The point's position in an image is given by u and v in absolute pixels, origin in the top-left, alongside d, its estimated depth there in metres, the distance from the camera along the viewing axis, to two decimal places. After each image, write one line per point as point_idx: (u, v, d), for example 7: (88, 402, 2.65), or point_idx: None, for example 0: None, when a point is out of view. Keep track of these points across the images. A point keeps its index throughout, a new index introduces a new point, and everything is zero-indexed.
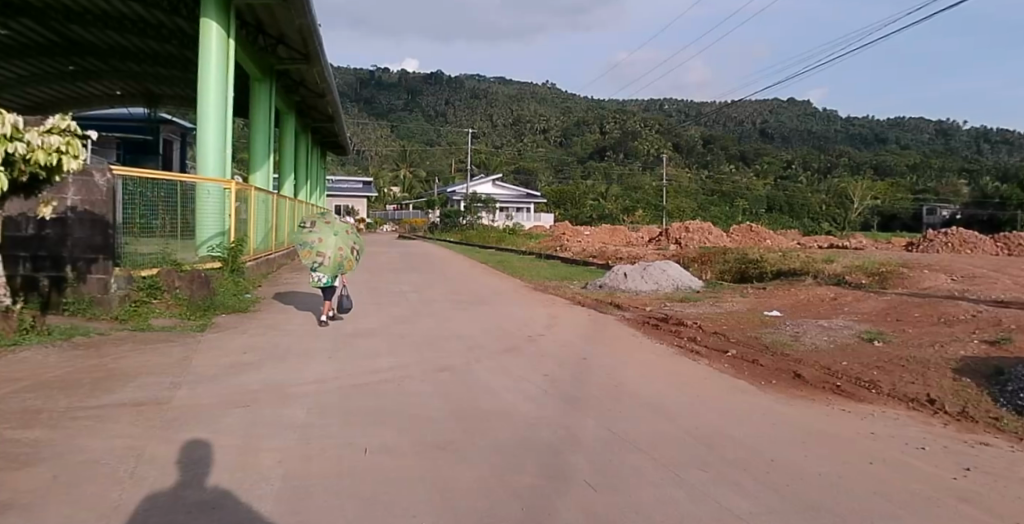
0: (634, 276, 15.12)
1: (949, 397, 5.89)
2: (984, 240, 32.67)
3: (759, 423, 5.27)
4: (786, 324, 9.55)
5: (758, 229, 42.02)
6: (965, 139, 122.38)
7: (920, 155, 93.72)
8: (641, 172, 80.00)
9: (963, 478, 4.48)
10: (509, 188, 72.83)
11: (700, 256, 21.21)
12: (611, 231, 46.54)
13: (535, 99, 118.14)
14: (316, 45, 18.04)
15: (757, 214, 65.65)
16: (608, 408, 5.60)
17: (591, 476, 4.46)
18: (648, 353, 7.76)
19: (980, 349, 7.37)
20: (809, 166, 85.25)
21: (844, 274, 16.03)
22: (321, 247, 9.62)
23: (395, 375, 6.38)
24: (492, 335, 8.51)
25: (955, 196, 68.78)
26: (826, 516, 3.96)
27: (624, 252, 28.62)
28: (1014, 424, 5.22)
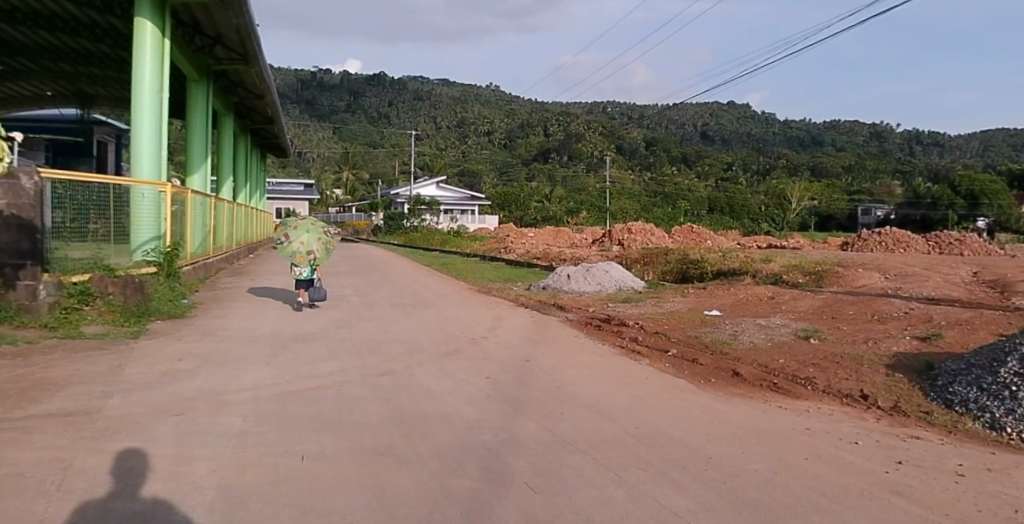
0: (577, 276, 15.21)
1: (881, 392, 6.05)
2: (916, 239, 33.77)
3: (694, 421, 5.35)
4: (725, 323, 9.69)
5: (698, 229, 42.79)
6: (899, 141, 127.10)
7: (856, 156, 96.72)
8: (588, 176, 80.68)
9: (895, 472, 4.64)
10: (454, 191, 70.79)
11: (643, 256, 21.46)
12: (555, 232, 47.02)
13: (478, 100, 117.86)
14: (255, 45, 17.81)
15: (698, 214, 66.00)
16: (550, 408, 5.61)
17: (531, 478, 4.51)
18: (589, 353, 7.79)
19: (911, 345, 7.60)
20: (749, 168, 87.37)
21: (781, 274, 16.37)
22: (307, 248, 10.82)
23: (335, 379, 6.30)
24: (433, 338, 8.45)
25: (889, 197, 71.13)
26: (762, 512, 4.06)
27: (568, 253, 28.83)
28: (942, 418, 5.41)
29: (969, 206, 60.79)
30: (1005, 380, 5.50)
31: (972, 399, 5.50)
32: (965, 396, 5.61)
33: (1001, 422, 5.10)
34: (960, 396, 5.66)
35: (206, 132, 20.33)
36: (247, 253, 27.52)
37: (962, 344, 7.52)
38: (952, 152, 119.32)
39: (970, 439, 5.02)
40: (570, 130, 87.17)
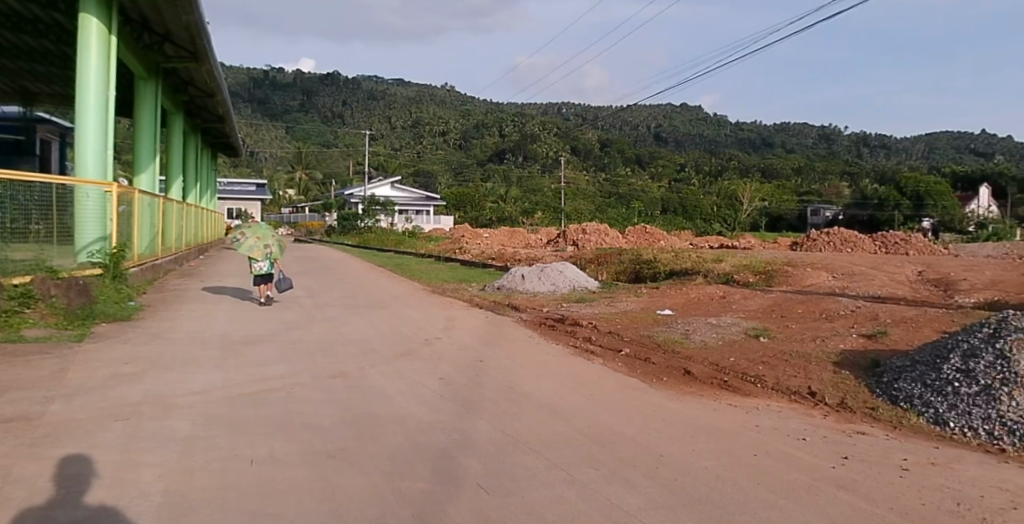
0: (532, 277, 15.26)
1: (828, 389, 6.17)
2: (863, 239, 34.63)
3: (646, 420, 5.39)
4: (677, 322, 9.79)
5: (652, 229, 43.17)
6: (847, 144, 130.93)
7: (806, 158, 99.04)
8: (543, 177, 79.41)
9: (842, 467, 4.73)
10: (409, 191, 68.59)
11: (597, 257, 21.61)
12: (510, 232, 47.01)
13: (434, 100, 116.97)
14: (207, 42, 17.44)
15: (651, 214, 65.91)
16: (504, 408, 5.62)
17: (484, 479, 4.48)
18: (543, 353, 7.81)
19: (858, 343, 7.76)
20: (701, 169, 88.89)
21: (733, 273, 16.62)
22: (263, 243, 11.28)
23: (286, 382, 6.21)
24: (387, 339, 8.39)
25: (837, 198, 72.93)
26: (711, 509, 4.10)
27: (524, 254, 28.92)
28: (886, 414, 5.56)
29: (914, 207, 62.77)
30: (947, 376, 5.74)
31: (918, 396, 5.70)
32: (909, 393, 5.82)
33: (943, 417, 5.32)
34: (904, 392, 5.87)
35: (154, 129, 20.15)
36: (197, 255, 26.90)
37: (906, 341, 7.72)
38: (896, 153, 123.71)
39: (912, 433, 5.18)
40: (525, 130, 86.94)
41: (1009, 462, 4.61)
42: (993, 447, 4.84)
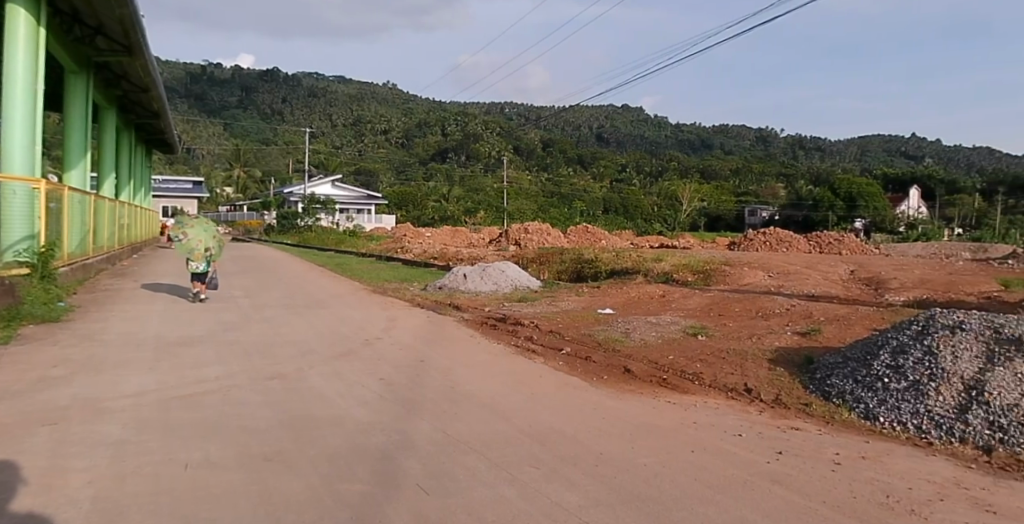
0: (474, 276, 15.28)
1: (763, 386, 6.31)
2: (797, 239, 35.50)
3: (587, 418, 5.43)
4: (617, 321, 9.86)
5: (594, 229, 43.34)
6: (784, 146, 134.97)
7: (746, 160, 101.52)
8: (485, 176, 77.69)
9: (776, 462, 4.82)
10: (350, 189, 66.70)
11: (538, 256, 21.65)
12: (453, 231, 46.63)
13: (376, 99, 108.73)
14: (140, 36, 17.17)
15: (594, 214, 66.68)
16: (445, 408, 5.59)
17: (424, 480, 4.45)
18: (483, 353, 7.81)
19: (792, 340, 7.94)
20: (642, 169, 90.24)
21: (672, 273, 16.96)
22: (203, 245, 11.87)
23: (221, 385, 6.06)
24: (325, 340, 8.29)
25: (774, 199, 74.54)
26: (650, 506, 4.14)
27: (466, 254, 28.85)
28: (819, 409, 5.75)
29: (847, 207, 64.15)
30: (877, 373, 6.01)
31: (849, 392, 5.96)
32: (842, 389, 6.06)
33: (874, 412, 5.57)
34: (837, 388, 6.10)
35: (86, 123, 19.75)
36: (130, 254, 26.05)
37: (838, 338, 7.96)
38: (831, 156, 128.53)
39: (844, 427, 5.38)
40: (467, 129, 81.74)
41: (935, 454, 4.84)
42: (921, 440, 5.08)
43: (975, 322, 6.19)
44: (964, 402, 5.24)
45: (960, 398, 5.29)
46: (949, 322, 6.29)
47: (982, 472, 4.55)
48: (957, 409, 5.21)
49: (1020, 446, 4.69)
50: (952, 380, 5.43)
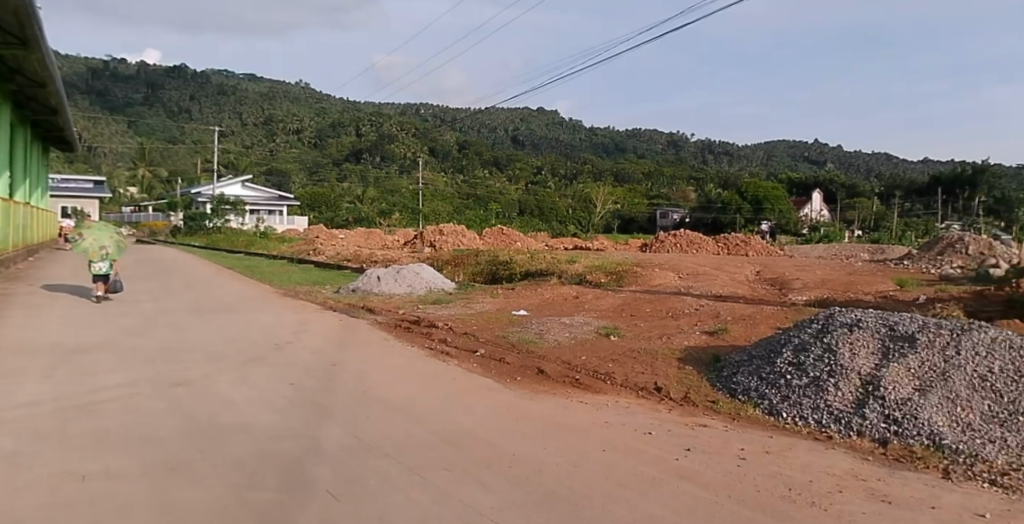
0: (387, 279, 15.18)
1: (672, 384, 6.47)
2: (706, 241, 36.16)
3: (500, 419, 5.47)
4: (532, 322, 9.97)
5: (509, 231, 41.26)
6: (693, 151, 139.53)
7: (657, 164, 103.77)
8: (399, 176, 71.63)
9: (684, 458, 4.92)
10: (261, 190, 60.97)
11: (454, 257, 21.42)
12: (367, 234, 43.38)
13: (286, 97, 103.77)
14: (39, 28, 16.72)
15: (510, 216, 63.48)
16: (359, 413, 5.54)
17: (334, 486, 4.37)
18: (397, 356, 7.78)
19: (699, 340, 8.17)
20: (556, 172, 88.08)
21: (585, 274, 17.22)
22: (99, 244, 12.04)
23: (122, 393, 5.86)
24: (233, 345, 8.08)
25: (684, 202, 74.83)
26: (563, 506, 4.17)
27: (381, 255, 28.26)
28: (725, 406, 5.94)
29: (755, 210, 62.21)
30: (780, 370, 6.27)
31: (751, 388, 6.20)
32: (746, 386, 6.28)
33: (777, 408, 5.77)
34: (742, 385, 6.31)
35: None
36: (23, 258, 24.42)
37: (745, 336, 8.29)
38: (737, 160, 134.47)
39: (748, 423, 5.57)
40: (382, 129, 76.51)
41: (834, 447, 5.04)
42: (821, 434, 5.30)
43: (870, 321, 6.64)
44: (861, 396, 5.55)
45: (857, 393, 5.60)
46: (847, 320, 6.71)
47: (878, 463, 4.78)
48: (854, 404, 5.51)
49: (910, 438, 4.99)
50: (849, 376, 5.75)
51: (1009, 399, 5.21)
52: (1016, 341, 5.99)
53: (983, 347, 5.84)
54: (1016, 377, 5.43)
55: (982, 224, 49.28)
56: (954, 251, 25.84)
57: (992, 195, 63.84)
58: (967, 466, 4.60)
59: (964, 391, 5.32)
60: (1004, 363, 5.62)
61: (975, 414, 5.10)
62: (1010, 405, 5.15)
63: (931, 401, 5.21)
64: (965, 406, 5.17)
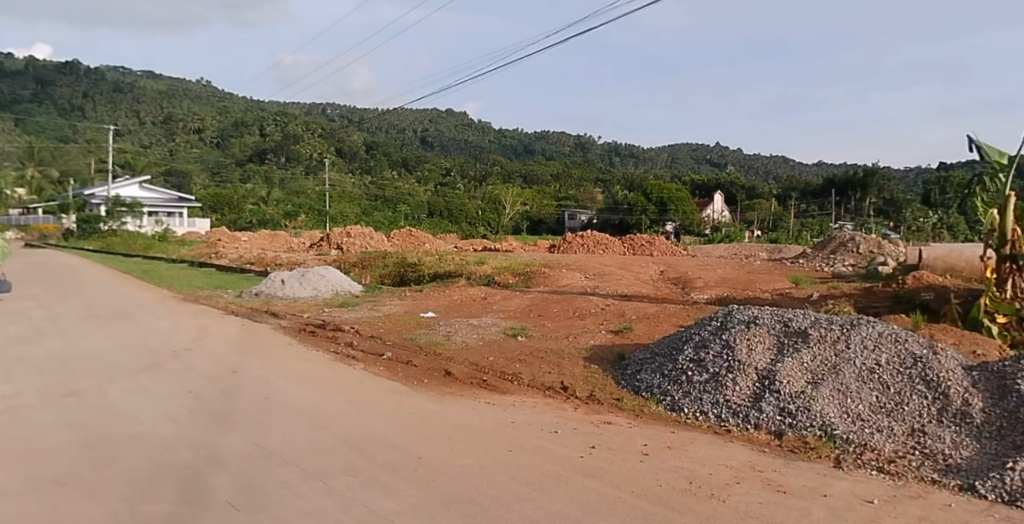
0: (292, 283, 14.95)
1: (578, 384, 6.59)
2: (613, 241, 35.20)
3: (408, 422, 5.46)
4: (440, 324, 9.99)
5: (418, 232, 39.02)
6: (600, 153, 143.22)
7: (565, 165, 104.18)
8: (306, 177, 65.49)
9: (589, 456, 4.99)
10: (161, 192, 56.71)
11: (361, 261, 21.17)
12: (272, 235, 40.12)
13: (188, 98, 99.14)
14: None
15: (417, 217, 57.77)
16: (263, 420, 5.44)
17: (233, 495, 4.23)
18: (303, 360, 7.67)
19: (605, 339, 8.36)
20: (465, 173, 85.73)
21: (493, 275, 17.35)
22: None
23: (6, 406, 5.57)
24: (126, 354, 7.81)
25: (592, 204, 72.89)
26: (468, 507, 4.15)
27: (285, 258, 27.25)
28: (629, 403, 6.09)
29: (659, 211, 57.83)
30: (682, 366, 6.44)
31: (652, 385, 6.37)
32: (649, 383, 6.42)
33: (679, 404, 5.93)
34: (645, 382, 6.47)
35: None
36: None
37: (648, 335, 8.50)
38: (644, 162, 136.36)
39: (650, 420, 5.70)
40: (287, 130, 75.23)
41: (733, 441, 5.20)
42: (720, 428, 5.47)
43: (767, 318, 6.94)
44: (757, 390, 5.76)
45: (754, 387, 5.79)
46: (746, 317, 7.00)
47: (775, 455, 4.95)
48: (752, 398, 5.71)
49: (804, 429, 5.21)
50: (746, 370, 5.95)
51: (894, 389, 5.52)
52: (901, 334, 6.38)
53: (870, 341, 6.19)
54: (899, 368, 5.78)
55: (873, 223, 49.61)
56: (844, 250, 26.57)
57: (883, 198, 62.46)
58: (857, 454, 4.83)
59: (853, 383, 5.62)
60: (889, 355, 5.97)
61: (863, 404, 5.38)
62: (894, 395, 5.47)
63: (824, 393, 5.47)
64: (854, 397, 5.46)
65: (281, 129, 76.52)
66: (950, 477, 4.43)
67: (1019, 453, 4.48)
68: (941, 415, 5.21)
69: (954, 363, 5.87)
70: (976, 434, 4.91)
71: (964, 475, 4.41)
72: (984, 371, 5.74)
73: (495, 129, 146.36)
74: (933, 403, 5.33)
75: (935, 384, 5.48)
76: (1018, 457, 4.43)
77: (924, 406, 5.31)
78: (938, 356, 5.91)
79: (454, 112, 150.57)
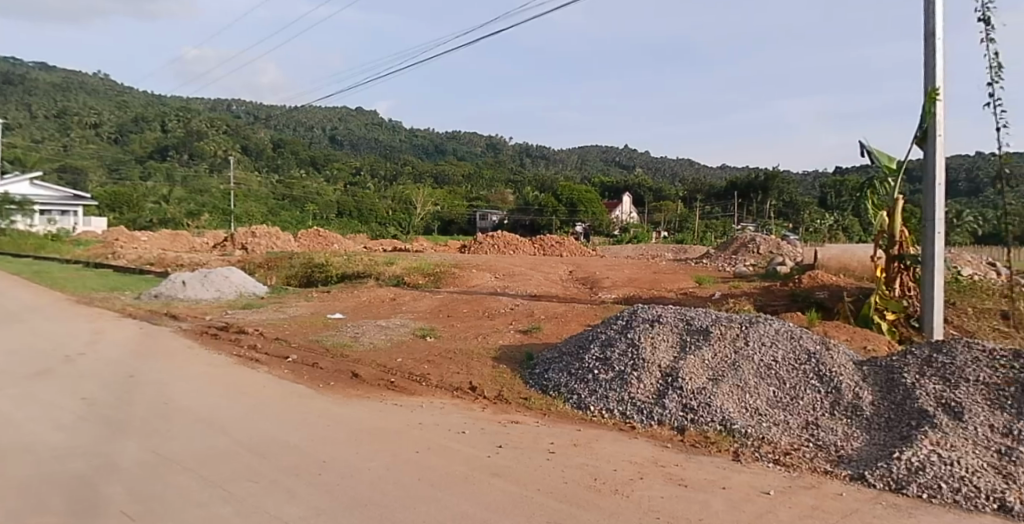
0: (193, 284, 14.64)
1: (486, 384, 6.70)
2: (523, 242, 35.31)
3: (317, 426, 5.42)
4: (348, 325, 9.95)
5: (326, 232, 38.66)
6: (511, 154, 144.11)
7: (477, 166, 104.14)
8: (210, 175, 61.83)
9: (495, 455, 5.03)
10: (53, 188, 52.64)
11: (267, 262, 20.90)
12: (173, 235, 38.64)
13: (83, 89, 91.74)
14: None
15: (328, 217, 57.86)
16: (163, 427, 5.28)
17: (127, 504, 4.06)
18: (207, 365, 7.50)
19: (514, 339, 8.50)
20: (376, 172, 84.43)
21: (403, 275, 17.37)
22: None
23: None
24: (12, 360, 7.44)
25: (501, 204, 72.46)
26: (371, 508, 4.11)
27: (186, 258, 26.40)
28: (535, 402, 6.22)
29: (569, 212, 59.38)
30: (588, 365, 6.58)
31: (558, 383, 6.52)
32: (556, 382, 6.55)
33: (584, 403, 6.05)
34: (552, 381, 6.59)
35: None
36: None
37: (555, 334, 8.68)
38: (556, 164, 137.78)
39: (557, 419, 5.82)
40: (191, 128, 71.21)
41: (636, 437, 5.36)
42: (623, 425, 5.61)
43: (670, 316, 7.16)
44: (660, 388, 5.93)
45: (657, 385, 5.97)
46: (650, 316, 7.22)
47: (676, 450, 5.09)
48: (655, 395, 5.89)
49: (704, 424, 5.40)
50: (650, 368, 6.13)
51: (789, 384, 5.77)
52: (795, 331, 6.69)
53: (767, 338, 6.46)
54: (795, 364, 6.04)
55: (770, 225, 51.65)
56: (746, 251, 27.46)
57: (782, 200, 63.74)
58: (754, 448, 5.01)
59: (752, 378, 5.84)
60: (785, 351, 6.25)
61: (761, 399, 5.60)
62: (790, 390, 5.71)
63: (723, 390, 5.67)
64: (752, 392, 5.68)
65: (184, 125, 72.37)
66: (842, 467, 4.64)
67: (903, 443, 4.74)
68: (835, 408, 5.45)
69: (845, 358, 6.19)
70: (866, 426, 5.16)
71: (854, 466, 4.62)
72: (874, 366, 6.08)
73: (408, 129, 144.97)
74: (827, 396, 5.58)
75: (827, 379, 5.75)
76: (902, 446, 4.68)
77: (817, 399, 5.56)
78: (830, 351, 6.23)
79: (363, 110, 147.88)
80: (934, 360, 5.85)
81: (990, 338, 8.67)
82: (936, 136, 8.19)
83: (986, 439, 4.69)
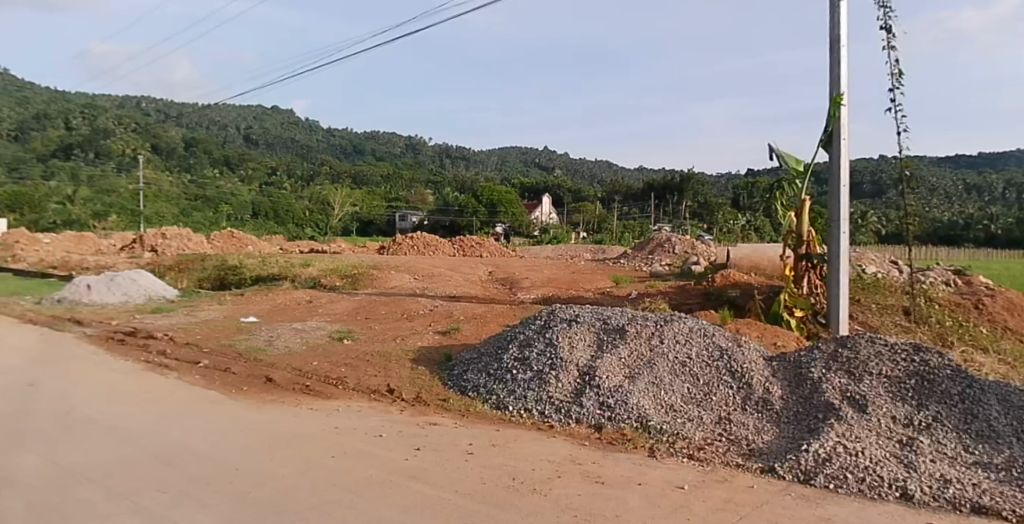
0: (99, 287, 14.13)
1: (404, 387, 6.71)
2: (443, 242, 35.18)
3: (231, 434, 5.30)
4: (263, 329, 9.77)
5: (240, 234, 37.74)
6: (430, 154, 143.86)
7: (400, 167, 103.39)
8: (118, 173, 58.61)
9: (413, 457, 5.03)
10: None
11: (177, 265, 20.54)
12: (78, 237, 36.70)
13: None
14: None
15: (242, 218, 56.69)
16: (65, 439, 5.06)
17: (24, 516, 3.86)
18: (113, 373, 7.25)
19: (433, 340, 8.53)
20: (292, 172, 82.99)
21: (318, 277, 17.15)
22: None
23: None
24: None
25: (420, 204, 71.97)
26: (284, 514, 4.01)
27: (88, 261, 25.22)
28: (452, 403, 6.25)
29: (490, 213, 59.56)
30: (505, 366, 6.65)
31: (474, 383, 6.59)
32: (473, 383, 6.60)
33: (502, 403, 6.09)
34: (470, 382, 6.64)
35: None
36: None
37: (473, 335, 8.74)
38: (476, 164, 138.38)
39: (475, 420, 5.84)
40: (98, 125, 67.32)
41: (555, 436, 5.42)
42: (540, 424, 5.68)
43: (588, 316, 7.30)
44: (578, 386, 6.03)
45: (575, 384, 6.07)
46: (568, 316, 7.35)
47: (593, 447, 5.17)
48: (573, 394, 5.98)
49: (622, 421, 5.51)
50: (569, 368, 6.23)
51: (703, 381, 5.94)
52: (709, 329, 6.92)
53: (681, 336, 6.65)
54: (709, 360, 6.23)
55: (685, 226, 53.42)
56: (662, 250, 28.13)
57: (697, 201, 65.67)
58: (669, 444, 5.13)
59: (666, 376, 6.00)
60: (698, 348, 6.45)
61: (676, 396, 5.75)
62: (705, 386, 5.88)
63: (639, 387, 5.81)
64: (667, 389, 5.83)
65: (90, 122, 68.40)
66: (755, 461, 4.78)
67: (812, 435, 4.93)
68: (747, 402, 5.64)
69: (756, 355, 6.41)
70: (777, 419, 5.35)
71: (765, 459, 4.77)
72: (783, 361, 6.32)
73: (327, 129, 142.79)
74: (739, 392, 5.76)
75: (739, 374, 5.95)
76: (811, 439, 4.86)
77: (730, 394, 5.75)
78: (742, 348, 6.44)
79: (279, 110, 144.22)
80: (840, 354, 6.12)
81: (892, 333, 9.16)
82: (840, 139, 8.54)
83: (888, 430, 4.92)
